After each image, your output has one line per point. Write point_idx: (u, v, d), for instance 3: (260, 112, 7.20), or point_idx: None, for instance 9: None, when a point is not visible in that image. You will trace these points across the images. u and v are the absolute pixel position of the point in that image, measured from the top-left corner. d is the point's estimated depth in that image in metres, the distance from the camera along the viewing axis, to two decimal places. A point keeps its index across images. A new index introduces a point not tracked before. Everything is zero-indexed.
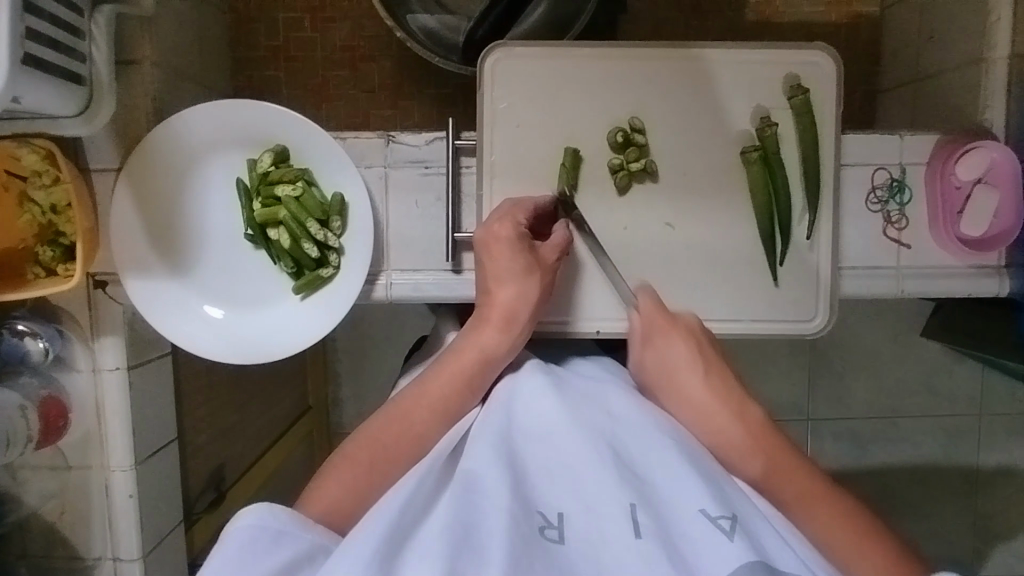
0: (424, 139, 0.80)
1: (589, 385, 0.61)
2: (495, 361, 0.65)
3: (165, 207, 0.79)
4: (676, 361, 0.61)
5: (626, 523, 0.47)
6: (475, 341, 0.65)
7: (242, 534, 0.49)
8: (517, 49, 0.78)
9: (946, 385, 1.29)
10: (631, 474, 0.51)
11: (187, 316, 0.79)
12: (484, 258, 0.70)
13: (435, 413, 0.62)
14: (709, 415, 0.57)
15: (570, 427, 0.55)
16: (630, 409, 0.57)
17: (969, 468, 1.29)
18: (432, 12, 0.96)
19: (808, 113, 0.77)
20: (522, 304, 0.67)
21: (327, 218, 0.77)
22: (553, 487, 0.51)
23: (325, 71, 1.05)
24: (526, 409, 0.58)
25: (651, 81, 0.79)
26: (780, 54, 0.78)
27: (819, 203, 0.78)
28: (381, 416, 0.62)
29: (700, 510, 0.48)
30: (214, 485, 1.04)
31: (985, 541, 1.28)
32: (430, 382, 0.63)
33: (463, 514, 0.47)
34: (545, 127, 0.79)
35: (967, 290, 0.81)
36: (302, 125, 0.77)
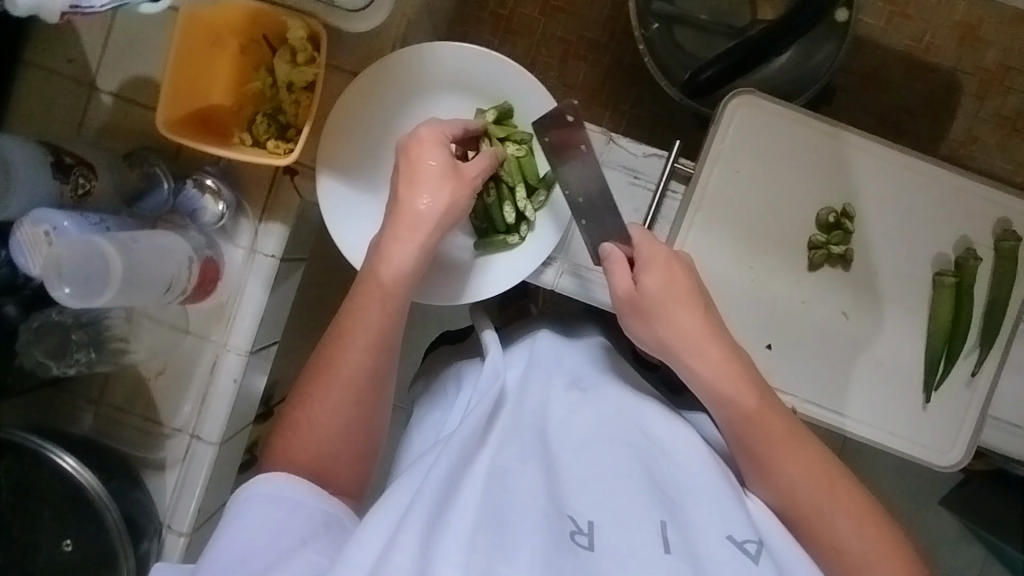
0: (642, 151, 0.81)
1: (619, 402, 0.70)
2: (409, 272, 0.69)
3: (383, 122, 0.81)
4: (680, 289, 0.68)
5: (655, 538, 0.55)
6: (383, 259, 0.69)
7: (270, 496, 0.59)
8: (764, 102, 0.80)
9: None
10: (664, 498, 0.59)
11: (363, 230, 0.79)
12: (404, 166, 0.71)
13: (370, 347, 0.67)
14: (727, 380, 0.66)
15: (604, 445, 0.64)
16: (660, 439, 0.66)
17: None
18: (664, 38, 0.99)
19: (1012, 260, 0.79)
20: (424, 177, 0.70)
21: (535, 189, 0.79)
22: (586, 498, 0.58)
23: (535, 54, 1.06)
24: (561, 419, 0.67)
25: (875, 179, 0.80)
26: (1003, 198, 0.80)
27: (991, 346, 0.80)
28: (342, 334, 0.68)
29: (728, 537, 0.57)
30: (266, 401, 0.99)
31: None
32: (358, 309, 0.68)
33: (496, 509, 0.54)
34: (762, 182, 0.80)
35: None
36: (545, 98, 0.78)
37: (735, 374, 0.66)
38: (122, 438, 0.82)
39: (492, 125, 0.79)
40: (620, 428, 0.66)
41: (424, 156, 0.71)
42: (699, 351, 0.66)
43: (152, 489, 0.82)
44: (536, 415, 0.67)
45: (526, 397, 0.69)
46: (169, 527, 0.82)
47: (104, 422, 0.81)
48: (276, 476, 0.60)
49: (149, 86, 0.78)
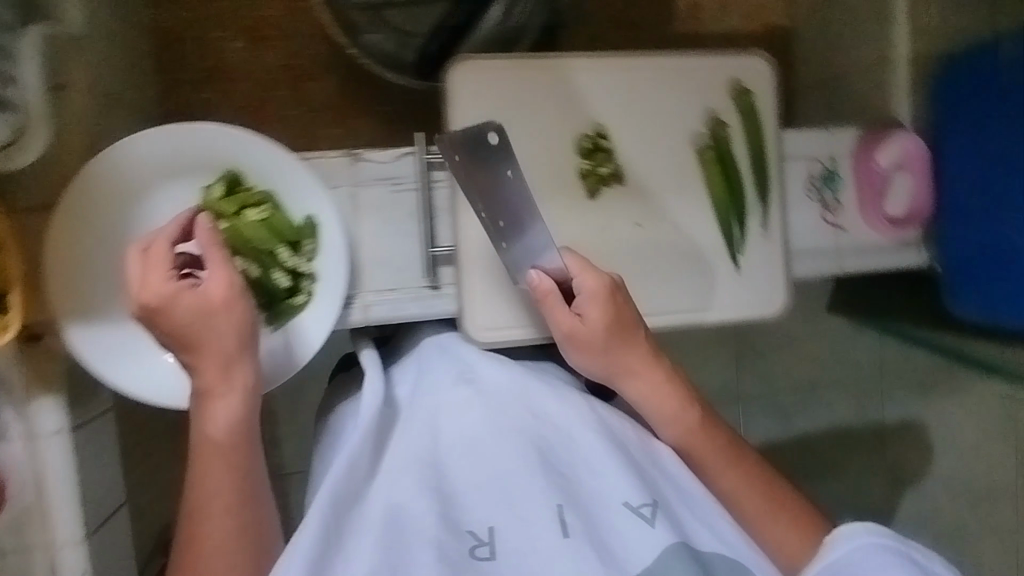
0: (393, 155, 0.77)
1: (507, 382, 0.66)
2: (247, 419, 0.63)
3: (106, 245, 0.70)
4: (625, 320, 0.69)
5: (553, 525, 0.55)
6: (212, 413, 0.61)
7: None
8: (481, 61, 0.78)
9: None
10: (559, 479, 0.58)
11: (138, 363, 0.71)
12: (201, 327, 0.61)
13: (231, 485, 0.60)
14: (661, 401, 0.67)
15: (493, 437, 0.61)
16: (550, 408, 0.64)
17: None
18: (378, 27, 0.94)
19: (752, 113, 0.84)
20: (222, 338, 0.62)
21: (298, 242, 0.73)
22: (483, 503, 0.57)
23: (265, 92, 0.98)
24: (449, 422, 0.63)
25: (612, 91, 0.82)
26: (723, 61, 0.84)
27: (768, 194, 0.85)
28: (200, 476, 0.60)
29: (624, 502, 0.57)
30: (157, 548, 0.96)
31: None
32: (202, 462, 0.60)
33: (389, 556, 0.52)
34: (513, 138, 0.79)
35: (896, 262, 0.91)
36: (266, 148, 0.72)
37: (668, 391, 0.68)
38: None
39: (220, 200, 0.71)
40: (512, 410, 0.63)
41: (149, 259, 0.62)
42: (638, 375, 0.68)
43: None
44: (425, 430, 0.62)
45: (410, 419, 0.64)
46: None
47: None
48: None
49: None
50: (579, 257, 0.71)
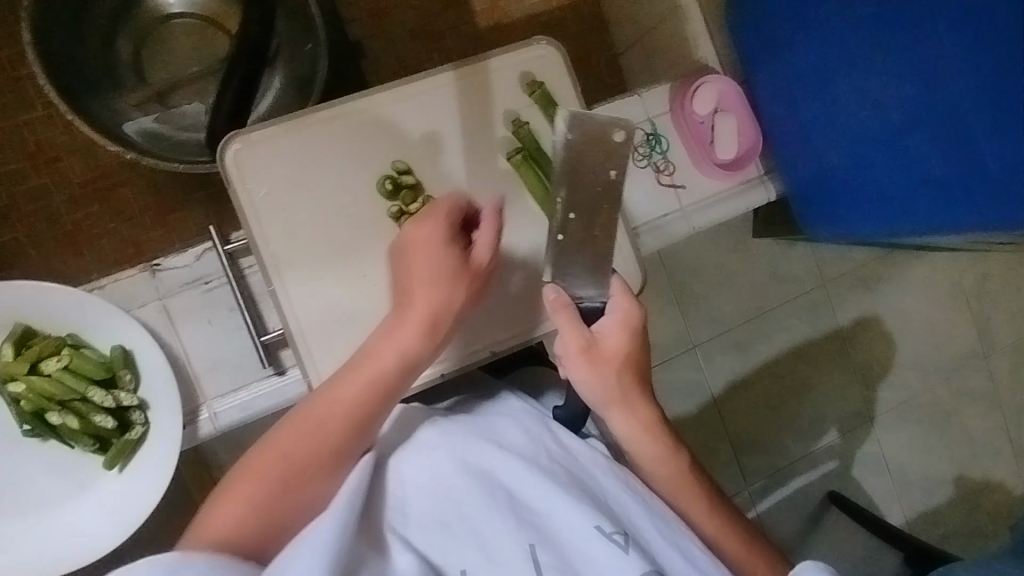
0: (193, 256, 0.76)
1: (475, 421, 0.65)
2: (367, 420, 0.61)
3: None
4: (634, 357, 0.66)
5: (526, 567, 0.54)
6: (335, 394, 0.61)
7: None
8: (252, 134, 0.74)
9: (788, 270, 1.43)
10: (529, 517, 0.57)
11: None
12: (421, 266, 0.65)
13: (288, 473, 0.58)
14: (648, 441, 0.66)
15: (469, 480, 0.59)
16: (511, 441, 0.63)
17: (832, 332, 1.44)
18: (150, 112, 0.90)
19: (552, 102, 0.80)
20: (435, 296, 0.64)
21: (115, 376, 0.70)
22: (454, 545, 0.55)
23: (72, 214, 0.94)
24: (420, 471, 0.60)
25: (400, 123, 0.78)
26: (507, 59, 0.81)
27: (594, 178, 0.81)
28: (246, 471, 0.58)
29: (594, 526, 0.56)
30: None
31: (869, 386, 1.46)
32: (281, 438, 0.59)
33: None
34: (310, 201, 0.75)
35: (745, 205, 0.89)
36: (45, 291, 0.68)
37: (652, 437, 0.67)
38: None
39: (12, 363, 0.68)
40: (480, 450, 0.61)
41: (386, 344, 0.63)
42: (631, 409, 0.66)
43: None
44: (392, 483, 0.60)
45: (389, 471, 0.61)
46: None
47: None
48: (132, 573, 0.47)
49: None
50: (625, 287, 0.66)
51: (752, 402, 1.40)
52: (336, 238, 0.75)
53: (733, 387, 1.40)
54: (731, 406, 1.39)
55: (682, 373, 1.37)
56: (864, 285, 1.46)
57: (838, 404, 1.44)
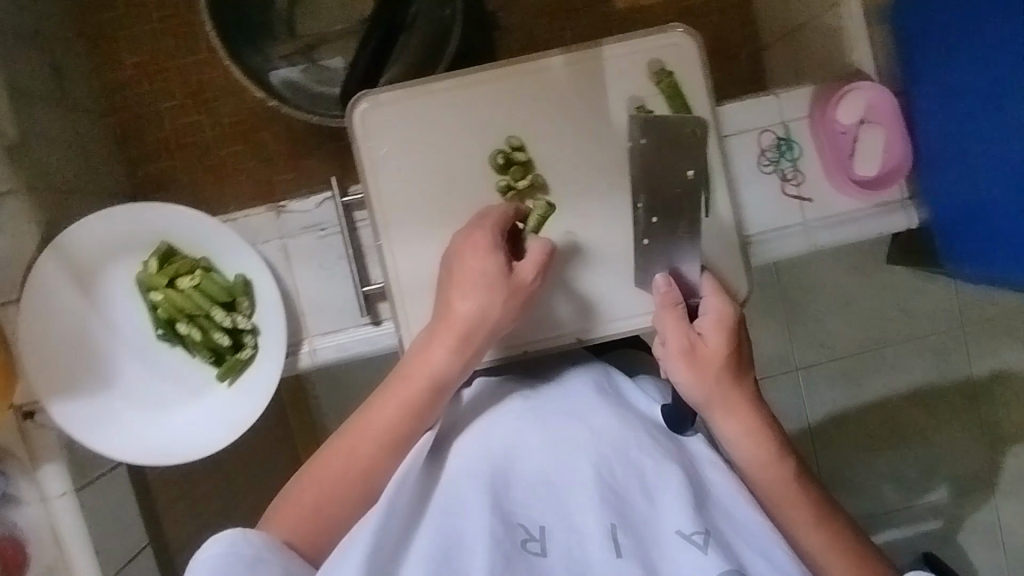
0: (313, 203, 0.80)
1: (567, 400, 0.65)
2: (445, 384, 0.66)
3: (66, 324, 0.78)
4: (729, 364, 0.65)
5: (605, 542, 0.54)
6: (424, 361, 0.66)
7: (203, 562, 0.56)
8: (381, 95, 0.78)
9: (920, 306, 1.29)
10: (614, 495, 0.57)
11: (119, 428, 0.78)
12: (450, 277, 0.69)
13: (388, 440, 0.64)
14: (753, 440, 0.64)
15: (557, 454, 0.59)
16: (602, 427, 0.62)
17: (964, 383, 1.29)
18: (297, 64, 0.97)
19: (679, 94, 0.78)
20: (473, 296, 0.67)
21: (235, 299, 0.78)
22: (539, 505, 0.57)
23: (219, 150, 1.03)
24: (511, 430, 0.62)
25: (520, 100, 0.78)
26: (639, 43, 0.78)
27: (712, 178, 0.78)
28: (344, 436, 0.65)
29: (677, 529, 0.55)
30: None
31: (995, 448, 1.29)
32: (377, 405, 0.65)
33: (448, 544, 0.53)
34: (426, 166, 0.78)
35: (878, 229, 0.81)
36: (187, 216, 0.77)
37: (757, 438, 0.64)
38: None
39: (152, 275, 0.77)
40: (570, 428, 0.61)
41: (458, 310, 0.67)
42: (735, 410, 0.64)
43: None
44: (479, 438, 0.62)
45: (470, 431, 0.64)
46: None
47: None
48: (220, 537, 0.57)
49: None
50: (714, 285, 0.71)
51: (854, 438, 1.30)
52: (445, 204, 0.78)
53: (834, 421, 1.30)
54: (828, 440, 1.29)
55: (780, 393, 1.29)
56: (1012, 334, 1.29)
57: (955, 459, 1.30)
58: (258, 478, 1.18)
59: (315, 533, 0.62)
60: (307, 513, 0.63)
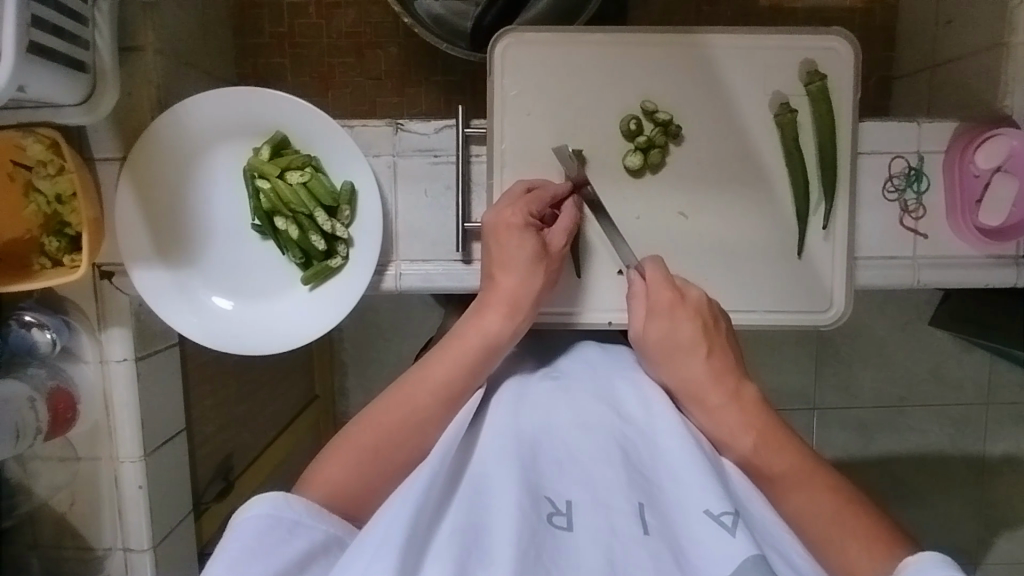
0: (434, 127, 0.79)
1: (595, 373, 0.60)
2: (498, 348, 0.62)
3: (159, 205, 0.77)
4: (677, 341, 0.60)
5: (632, 520, 0.47)
6: (474, 327, 0.62)
7: (244, 523, 0.47)
8: (527, 34, 0.76)
9: (954, 373, 1.24)
10: (640, 476, 0.50)
11: (200, 309, 0.78)
12: (493, 248, 0.68)
13: (442, 394, 0.59)
14: (719, 415, 0.57)
15: (581, 429, 0.53)
16: (633, 412, 0.56)
17: (973, 457, 1.24)
18: None
19: (826, 99, 0.76)
20: (515, 261, 0.66)
21: (336, 207, 0.76)
22: (563, 476, 0.50)
23: (331, 58, 1.03)
24: (535, 406, 0.56)
25: (664, 68, 0.76)
26: (796, 39, 0.76)
27: (835, 193, 0.77)
28: (366, 417, 0.59)
29: (704, 510, 0.47)
30: (222, 474, 1.02)
31: (990, 529, 1.24)
32: (429, 366, 0.60)
33: (470, 516, 0.46)
34: (555, 116, 0.76)
35: (983, 280, 0.80)
36: (305, 111, 0.75)
37: (732, 408, 0.57)
38: (70, 565, 0.86)
39: (259, 163, 0.75)
40: (597, 404, 0.56)
41: (510, 245, 0.66)
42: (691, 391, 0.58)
43: None
44: (508, 410, 0.56)
45: (500, 400, 0.59)
46: None
47: (47, 562, 0.86)
48: (261, 499, 0.48)
49: None
50: (659, 267, 0.65)
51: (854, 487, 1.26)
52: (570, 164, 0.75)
53: (842, 466, 1.26)
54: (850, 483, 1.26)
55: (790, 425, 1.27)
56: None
57: (954, 530, 1.25)
58: (269, 389, 1.17)
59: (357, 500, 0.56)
60: (356, 471, 0.56)
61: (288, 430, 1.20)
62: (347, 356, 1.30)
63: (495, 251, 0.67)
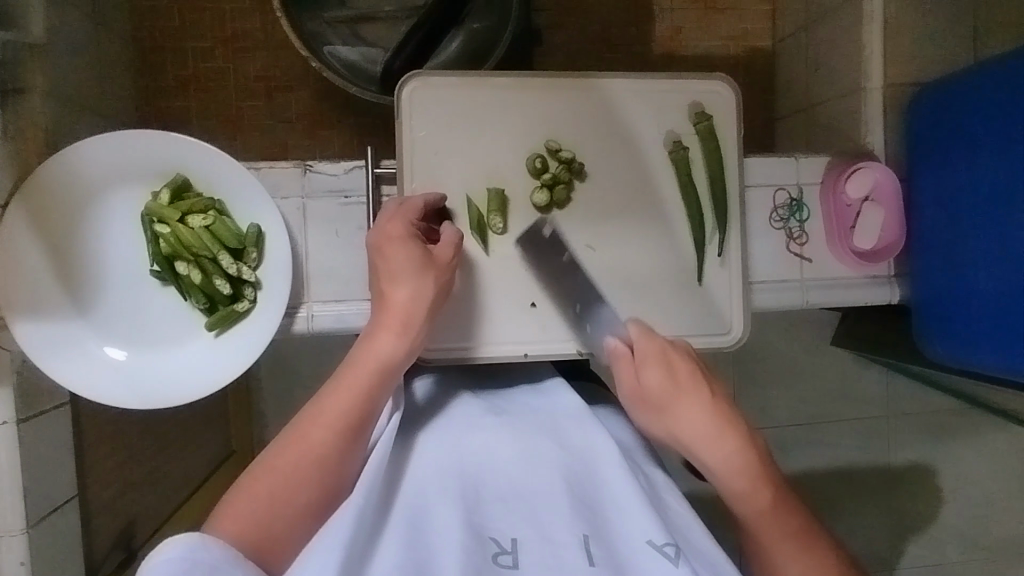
0: (343, 168, 0.79)
1: (534, 413, 0.63)
2: (393, 367, 0.61)
3: (43, 265, 0.72)
4: (678, 392, 0.62)
5: (578, 554, 0.49)
6: (369, 350, 0.60)
7: (155, 570, 0.46)
8: (433, 78, 0.78)
9: (853, 388, 1.33)
10: (584, 507, 0.53)
11: (91, 364, 0.73)
12: (379, 265, 0.65)
13: (341, 425, 0.58)
14: (713, 443, 0.59)
15: (528, 466, 0.56)
16: (577, 447, 0.59)
17: (878, 467, 1.32)
18: (352, 45, 0.97)
19: (713, 137, 0.82)
20: (403, 272, 0.63)
21: (243, 249, 0.74)
22: (506, 514, 0.52)
23: (239, 101, 1.02)
24: (481, 443, 0.58)
25: (565, 110, 0.80)
26: (684, 83, 0.83)
27: (728, 223, 0.83)
28: (272, 452, 0.57)
29: (647, 539, 0.51)
30: (124, 544, 0.95)
31: (899, 535, 1.31)
32: (326, 397, 0.59)
33: (414, 551, 0.48)
34: (463, 155, 0.79)
35: (863, 298, 0.87)
36: (207, 154, 0.74)
37: (743, 452, 0.59)
38: None
39: (157, 207, 0.73)
40: (541, 442, 0.58)
41: (394, 253, 0.64)
42: (711, 451, 0.59)
43: None
44: (450, 442, 0.58)
45: (437, 428, 0.60)
46: None
47: None
48: (173, 544, 0.46)
49: None
50: (645, 331, 0.68)
51: None
52: (493, 205, 0.78)
53: None
54: None
55: None
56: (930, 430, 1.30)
57: (869, 540, 1.31)
58: (177, 447, 1.10)
59: (263, 540, 0.54)
60: (255, 516, 0.55)
61: (202, 489, 1.12)
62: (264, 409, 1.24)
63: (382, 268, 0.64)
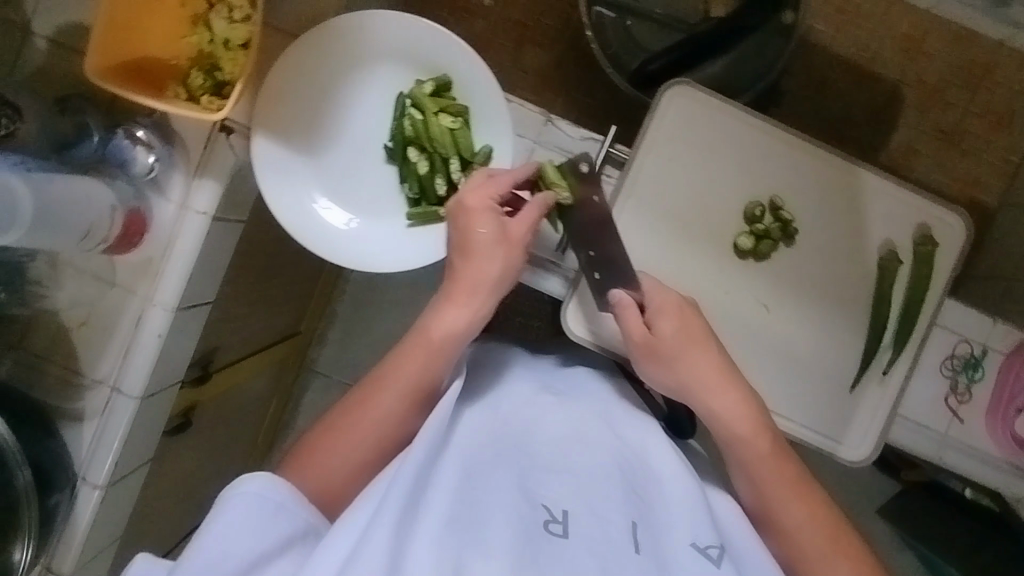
0: (580, 134, 0.81)
1: (589, 399, 0.69)
2: (459, 338, 0.68)
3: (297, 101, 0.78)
4: (689, 343, 0.70)
5: (625, 535, 0.55)
6: (439, 321, 0.68)
7: (232, 499, 0.53)
8: (699, 93, 0.80)
9: (905, 563, 1.27)
10: (635, 499, 0.59)
11: (301, 202, 0.79)
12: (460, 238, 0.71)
13: (412, 389, 0.67)
14: (718, 395, 0.68)
15: (575, 449, 0.62)
16: (626, 444, 0.65)
17: None
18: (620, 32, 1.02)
19: (929, 264, 0.81)
20: (482, 253, 0.69)
21: (469, 163, 0.80)
22: (558, 488, 0.58)
23: (492, 36, 1.09)
24: (530, 416, 0.65)
25: (801, 175, 0.81)
26: (923, 203, 0.82)
27: (904, 348, 0.81)
28: (347, 408, 0.67)
29: (691, 541, 0.57)
30: (201, 363, 0.97)
31: None
32: (400, 360, 0.67)
33: (463, 503, 0.53)
34: (692, 172, 0.81)
35: (997, 482, 0.84)
36: (480, 68, 0.78)
37: (745, 412, 0.68)
38: (45, 382, 0.81)
39: (419, 95, 0.78)
40: (591, 432, 0.64)
41: (470, 226, 0.70)
42: (716, 399, 0.69)
43: (69, 443, 0.81)
44: (495, 413, 0.64)
45: (497, 394, 0.67)
46: (83, 479, 0.80)
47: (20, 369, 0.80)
48: (248, 481, 0.54)
49: (82, 33, 0.78)
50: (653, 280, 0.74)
51: None
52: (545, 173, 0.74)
53: None
54: None
55: None
56: None
57: None
58: (279, 303, 1.18)
59: (339, 478, 0.64)
60: (335, 458, 0.65)
61: (272, 348, 1.22)
62: (340, 310, 1.39)
63: (473, 241, 0.70)
